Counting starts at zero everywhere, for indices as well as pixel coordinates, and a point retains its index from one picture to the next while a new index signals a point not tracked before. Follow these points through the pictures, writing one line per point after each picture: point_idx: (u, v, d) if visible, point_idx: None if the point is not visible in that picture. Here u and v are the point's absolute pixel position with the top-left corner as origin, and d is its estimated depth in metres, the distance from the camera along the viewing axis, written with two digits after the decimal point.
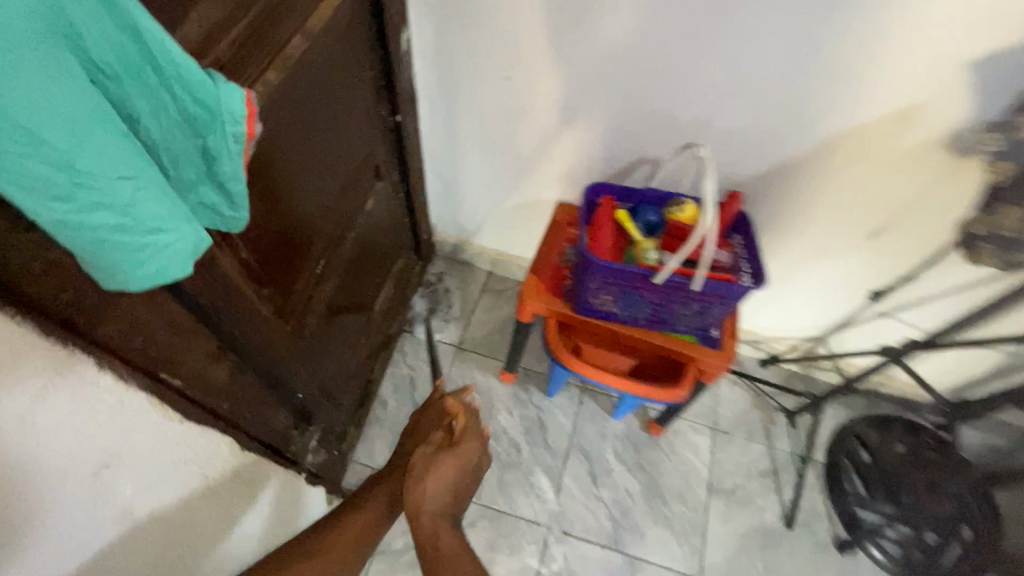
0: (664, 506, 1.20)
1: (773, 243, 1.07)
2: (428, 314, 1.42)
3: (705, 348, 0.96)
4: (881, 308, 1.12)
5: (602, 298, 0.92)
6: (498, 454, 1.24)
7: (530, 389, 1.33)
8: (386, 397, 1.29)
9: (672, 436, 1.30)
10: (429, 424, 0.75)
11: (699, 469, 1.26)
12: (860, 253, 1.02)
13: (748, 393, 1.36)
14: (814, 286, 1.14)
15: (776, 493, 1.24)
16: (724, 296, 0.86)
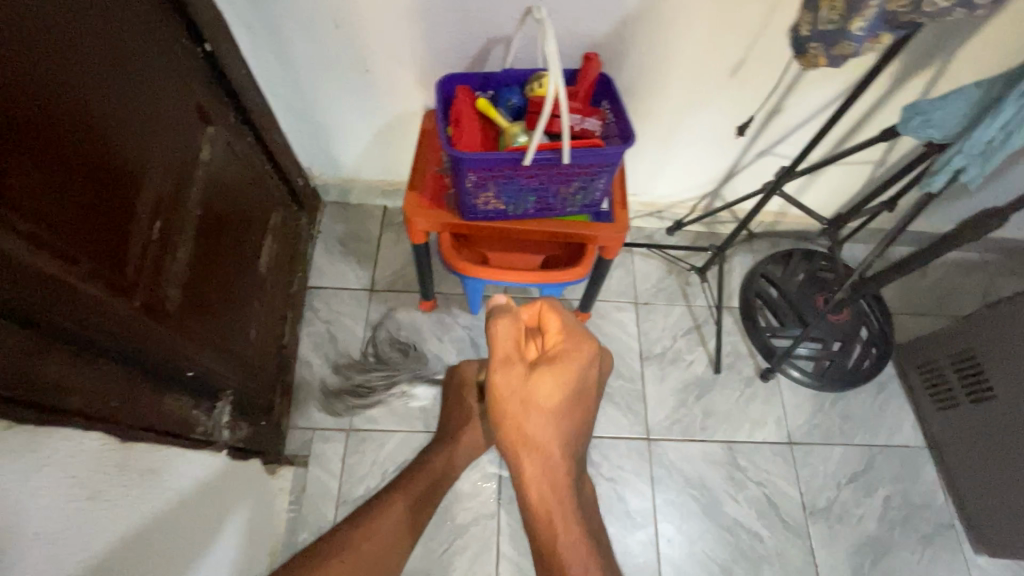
0: (603, 384, 1.26)
1: (646, 103, 1.05)
2: (332, 265, 1.35)
3: (599, 224, 0.96)
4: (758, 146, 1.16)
5: (485, 195, 0.88)
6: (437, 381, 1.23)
7: (454, 311, 1.31)
8: (309, 358, 1.24)
9: (599, 319, 1.33)
10: (506, 338, 0.74)
11: (630, 342, 1.31)
12: (730, 92, 1.02)
13: (661, 262, 1.41)
14: (696, 139, 1.15)
15: (701, 345, 1.32)
16: (600, 164, 0.85)
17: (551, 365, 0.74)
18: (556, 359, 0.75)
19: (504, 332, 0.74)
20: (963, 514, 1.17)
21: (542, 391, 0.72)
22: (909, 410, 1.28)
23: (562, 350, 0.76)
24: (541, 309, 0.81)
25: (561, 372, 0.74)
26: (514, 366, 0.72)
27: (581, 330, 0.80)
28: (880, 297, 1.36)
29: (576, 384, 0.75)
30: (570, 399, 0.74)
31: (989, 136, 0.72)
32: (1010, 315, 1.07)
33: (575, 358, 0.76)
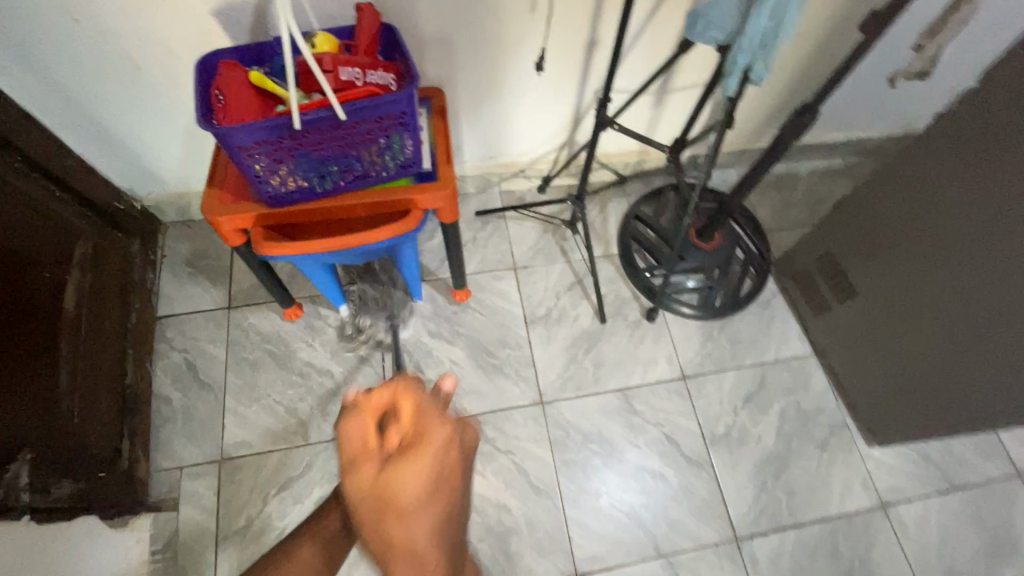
0: (490, 356, 1.21)
1: (457, 56, 1.00)
2: (180, 288, 1.23)
3: (422, 184, 0.89)
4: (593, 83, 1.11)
5: (279, 175, 0.80)
6: (312, 390, 1.15)
7: (322, 313, 1.23)
8: (167, 392, 1.13)
9: (478, 292, 1.28)
10: (353, 438, 0.60)
11: (513, 309, 1.27)
12: (540, 29, 0.97)
13: (535, 222, 1.37)
14: (527, 87, 1.10)
15: (585, 298, 1.29)
16: (391, 114, 0.78)
17: (400, 464, 0.55)
18: (409, 457, 0.55)
19: (353, 427, 0.61)
20: (854, 410, 1.20)
21: (396, 493, 0.53)
22: (793, 322, 1.30)
23: (413, 442, 0.57)
24: (394, 395, 0.61)
25: (419, 457, 0.56)
26: (368, 468, 0.56)
27: (440, 407, 0.61)
28: (751, 216, 1.36)
29: (436, 489, 0.54)
30: (435, 479, 0.55)
31: (763, 27, 0.71)
32: (854, 212, 1.08)
33: (424, 454, 0.56)
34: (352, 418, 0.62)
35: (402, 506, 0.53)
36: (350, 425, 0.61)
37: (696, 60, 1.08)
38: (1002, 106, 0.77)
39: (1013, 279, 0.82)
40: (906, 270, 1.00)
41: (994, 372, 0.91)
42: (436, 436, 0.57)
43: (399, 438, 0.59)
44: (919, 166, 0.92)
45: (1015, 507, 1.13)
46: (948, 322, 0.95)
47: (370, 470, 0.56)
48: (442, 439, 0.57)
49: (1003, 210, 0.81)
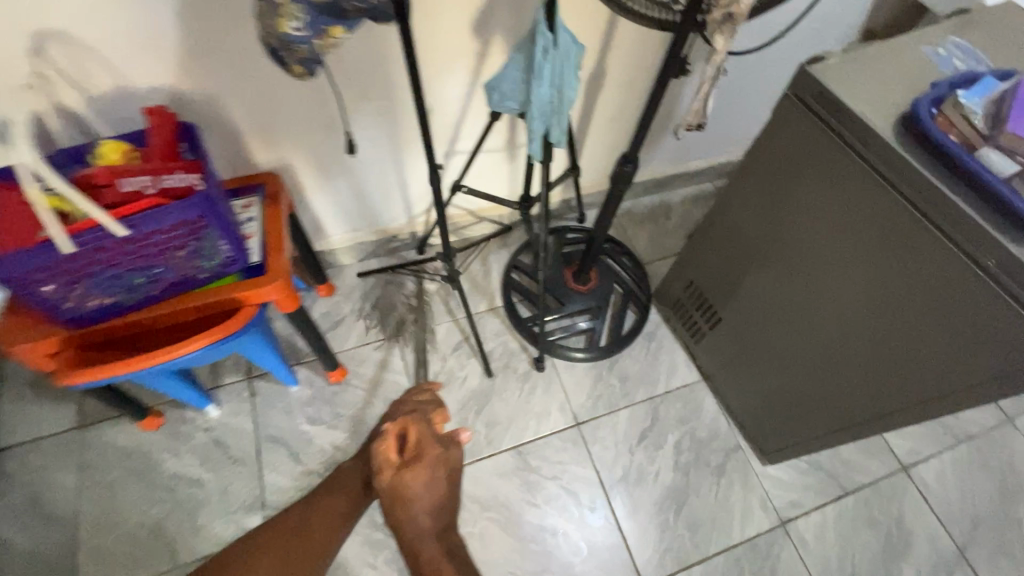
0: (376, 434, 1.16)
1: (285, 139, 0.98)
2: (23, 413, 1.12)
3: (250, 279, 0.85)
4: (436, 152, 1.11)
5: (75, 295, 0.74)
6: (179, 505, 1.06)
7: (189, 416, 1.14)
8: (7, 536, 1.01)
9: (360, 367, 1.23)
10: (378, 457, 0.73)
11: (398, 379, 1.23)
12: (366, 105, 0.98)
13: (416, 284, 1.34)
14: (370, 159, 1.10)
15: (472, 356, 1.27)
16: (189, 220, 0.74)
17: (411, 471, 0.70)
18: (416, 466, 0.70)
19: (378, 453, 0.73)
20: (743, 431, 1.21)
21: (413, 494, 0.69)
22: (678, 350, 1.32)
23: (426, 458, 0.71)
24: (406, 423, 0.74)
25: (422, 471, 0.70)
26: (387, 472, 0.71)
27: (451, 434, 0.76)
28: (626, 249, 1.40)
29: (439, 490, 0.71)
30: (436, 485, 0.70)
31: (547, 95, 0.71)
32: (706, 241, 1.11)
33: (431, 461, 0.72)
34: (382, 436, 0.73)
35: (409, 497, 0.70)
36: (379, 453, 0.72)
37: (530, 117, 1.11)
38: (791, 138, 0.81)
39: (839, 302, 0.85)
40: (757, 294, 1.03)
41: (842, 391, 0.92)
42: (434, 454, 0.72)
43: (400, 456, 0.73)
44: (745, 197, 0.95)
45: (903, 501, 1.17)
46: (798, 344, 0.97)
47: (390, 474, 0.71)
48: (434, 453, 0.72)
49: (819, 236, 0.84)
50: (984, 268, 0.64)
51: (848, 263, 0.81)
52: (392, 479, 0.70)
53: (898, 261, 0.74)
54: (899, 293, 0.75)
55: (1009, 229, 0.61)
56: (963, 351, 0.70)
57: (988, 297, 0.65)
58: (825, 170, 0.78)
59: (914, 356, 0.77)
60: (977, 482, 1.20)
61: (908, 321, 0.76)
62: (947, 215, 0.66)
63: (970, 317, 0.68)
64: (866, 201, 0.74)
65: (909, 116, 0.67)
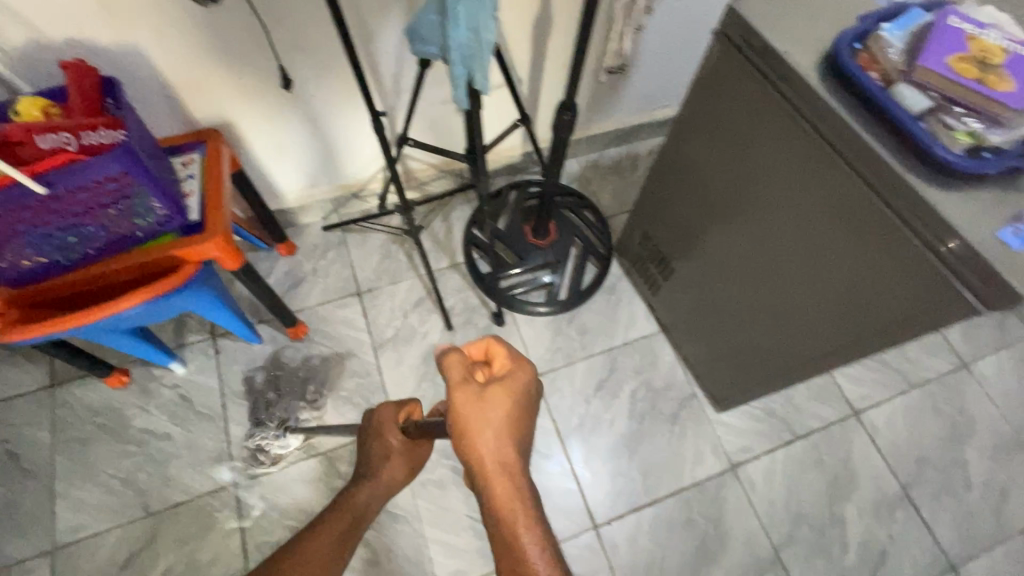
0: (337, 388, 1.19)
1: (221, 94, 0.96)
2: None
3: (187, 236, 0.86)
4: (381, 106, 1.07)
5: (10, 254, 0.76)
6: (149, 457, 1.10)
7: (155, 374, 1.17)
8: None
9: (322, 325, 1.25)
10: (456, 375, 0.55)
11: (359, 335, 1.25)
12: (301, 57, 0.94)
13: (377, 242, 1.35)
14: (314, 115, 1.07)
15: (433, 312, 1.28)
16: (112, 177, 0.74)
17: (493, 395, 0.54)
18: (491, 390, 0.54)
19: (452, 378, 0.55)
20: (699, 381, 1.23)
21: (488, 421, 0.52)
22: (637, 302, 1.33)
23: (503, 378, 0.55)
24: (488, 343, 0.58)
25: (498, 398, 0.54)
26: (465, 396, 0.54)
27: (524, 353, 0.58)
28: (589, 202, 1.38)
29: (517, 420, 0.54)
30: (491, 409, 0.53)
31: (464, 38, 0.70)
32: (660, 185, 1.08)
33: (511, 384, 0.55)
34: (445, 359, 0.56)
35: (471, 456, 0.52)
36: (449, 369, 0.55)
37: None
38: (725, 78, 0.79)
39: (780, 242, 0.83)
40: (708, 238, 1.01)
41: (781, 338, 0.92)
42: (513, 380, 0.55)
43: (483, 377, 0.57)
44: (693, 136, 0.91)
45: (851, 444, 1.20)
46: (745, 288, 0.96)
47: (469, 394, 0.54)
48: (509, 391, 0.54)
49: (760, 174, 0.81)
50: (895, 209, 0.63)
51: (786, 201, 0.78)
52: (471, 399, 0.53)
53: (823, 203, 0.73)
54: (832, 232, 0.73)
55: (921, 168, 0.60)
56: (880, 293, 0.70)
57: (904, 239, 0.64)
58: (762, 104, 0.75)
59: (842, 301, 0.76)
60: (927, 426, 1.23)
61: (839, 260, 0.74)
62: (861, 155, 0.64)
63: (892, 262, 0.67)
64: (794, 141, 0.73)
65: (832, 53, 0.65)
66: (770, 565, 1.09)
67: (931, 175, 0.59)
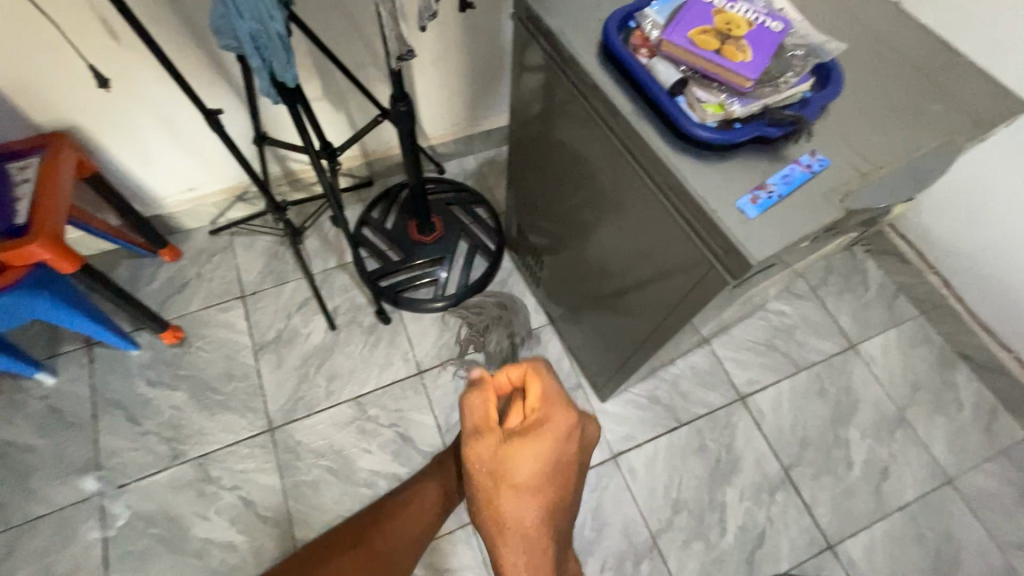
0: (215, 392, 1.17)
1: (56, 96, 0.94)
2: None
3: (9, 240, 0.84)
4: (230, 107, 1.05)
5: None
6: (11, 470, 1.08)
7: (25, 386, 1.15)
8: None
9: (203, 329, 1.24)
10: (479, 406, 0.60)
11: (240, 339, 1.23)
12: (132, 59, 0.93)
13: (264, 245, 1.33)
14: (169, 117, 1.06)
15: (317, 313, 1.27)
16: None
17: (522, 444, 0.55)
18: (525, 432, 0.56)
19: (478, 407, 0.60)
20: (584, 371, 1.23)
21: (509, 472, 0.54)
22: (527, 295, 1.33)
23: (539, 424, 0.57)
24: (528, 373, 0.61)
25: (537, 439, 0.55)
26: (487, 442, 0.57)
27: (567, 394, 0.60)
28: (479, 197, 1.38)
29: (557, 468, 0.55)
30: (528, 450, 0.55)
31: (253, 30, 0.69)
32: (526, 172, 1.07)
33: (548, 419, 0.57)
34: (470, 397, 0.61)
35: (504, 477, 0.55)
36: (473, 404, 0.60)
37: (318, 64, 1.06)
38: (536, 64, 0.79)
39: (604, 222, 0.82)
40: (564, 221, 1.00)
41: (628, 321, 0.91)
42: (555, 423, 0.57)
43: (521, 421, 0.59)
44: (533, 119, 0.91)
45: (735, 428, 1.21)
46: (597, 272, 0.95)
47: (490, 448, 0.56)
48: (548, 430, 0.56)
49: (578, 154, 0.80)
50: (661, 187, 0.63)
51: (599, 180, 0.78)
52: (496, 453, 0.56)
53: (621, 185, 0.72)
54: (630, 211, 0.73)
55: (679, 145, 0.60)
56: (671, 273, 0.69)
57: (670, 216, 0.63)
58: (562, 84, 0.74)
59: (650, 280, 0.75)
60: (811, 408, 1.23)
61: (640, 239, 0.73)
62: (630, 135, 0.64)
63: (668, 240, 0.66)
64: (590, 119, 0.72)
65: (605, 35, 0.65)
66: (648, 552, 1.09)
67: (679, 146, 0.60)
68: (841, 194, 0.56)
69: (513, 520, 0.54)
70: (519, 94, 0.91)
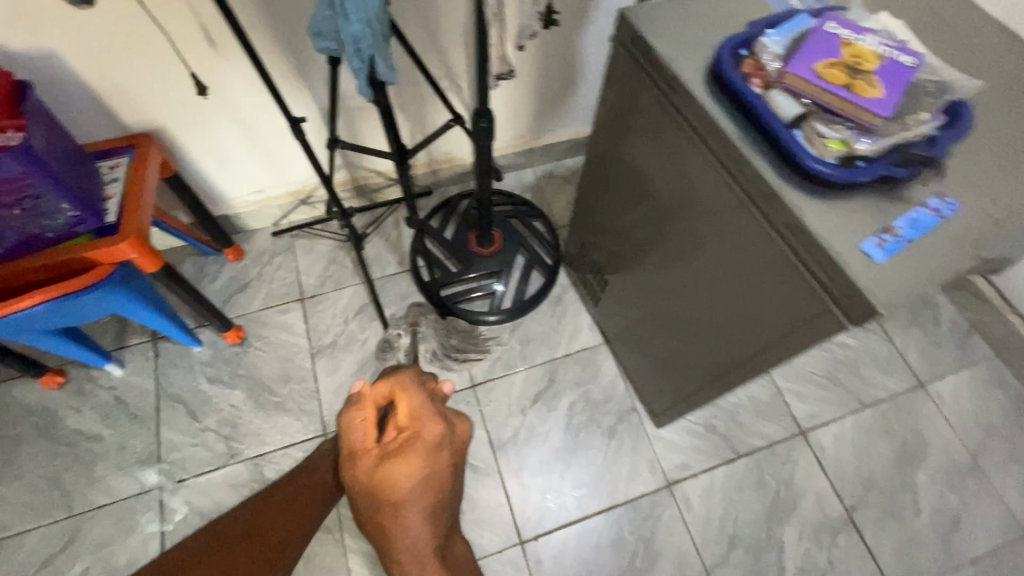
0: (272, 393, 1.19)
1: (148, 98, 0.97)
2: None
3: (99, 239, 0.86)
4: (309, 112, 1.07)
5: None
6: (78, 458, 1.11)
7: (93, 375, 1.18)
8: None
9: (262, 330, 1.25)
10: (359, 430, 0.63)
11: (298, 341, 1.24)
12: (221, 63, 0.95)
13: (324, 249, 1.35)
14: (249, 121, 1.08)
15: (373, 320, 1.27)
16: (13, 177, 0.75)
17: (395, 461, 0.59)
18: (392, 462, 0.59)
19: (354, 424, 0.64)
20: (639, 394, 1.20)
21: (390, 482, 0.58)
22: (583, 313, 1.31)
23: (409, 441, 0.60)
24: (395, 390, 0.65)
25: (414, 457, 0.59)
26: (363, 464, 0.60)
27: (441, 410, 0.65)
28: (538, 210, 1.37)
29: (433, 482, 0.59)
30: (434, 469, 0.59)
31: (358, 32, 0.69)
32: (594, 190, 1.05)
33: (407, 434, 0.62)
34: (349, 412, 0.65)
35: (392, 492, 0.58)
36: (355, 423, 0.64)
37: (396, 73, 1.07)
38: (628, 85, 0.77)
39: (686, 248, 0.80)
40: (634, 242, 0.97)
41: (702, 350, 0.89)
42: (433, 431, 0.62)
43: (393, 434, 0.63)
44: (613, 139, 0.89)
45: (796, 464, 1.16)
46: (669, 297, 0.93)
47: (368, 464, 0.60)
48: (421, 445, 0.60)
49: (664, 178, 0.78)
50: (772, 223, 0.60)
51: (686, 205, 0.76)
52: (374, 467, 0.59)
53: (716, 215, 0.69)
54: (722, 241, 0.70)
55: (797, 179, 0.58)
56: (767, 308, 0.66)
57: (776, 251, 0.61)
58: (658, 105, 0.72)
59: (738, 312, 0.73)
60: (877, 448, 1.18)
61: (732, 270, 0.71)
62: (740, 167, 0.62)
63: (769, 275, 0.63)
64: (685, 144, 0.70)
65: (715, 62, 0.64)
66: None
67: (797, 180, 0.58)
68: (973, 241, 0.53)
69: (387, 499, 0.58)
70: (600, 113, 0.90)
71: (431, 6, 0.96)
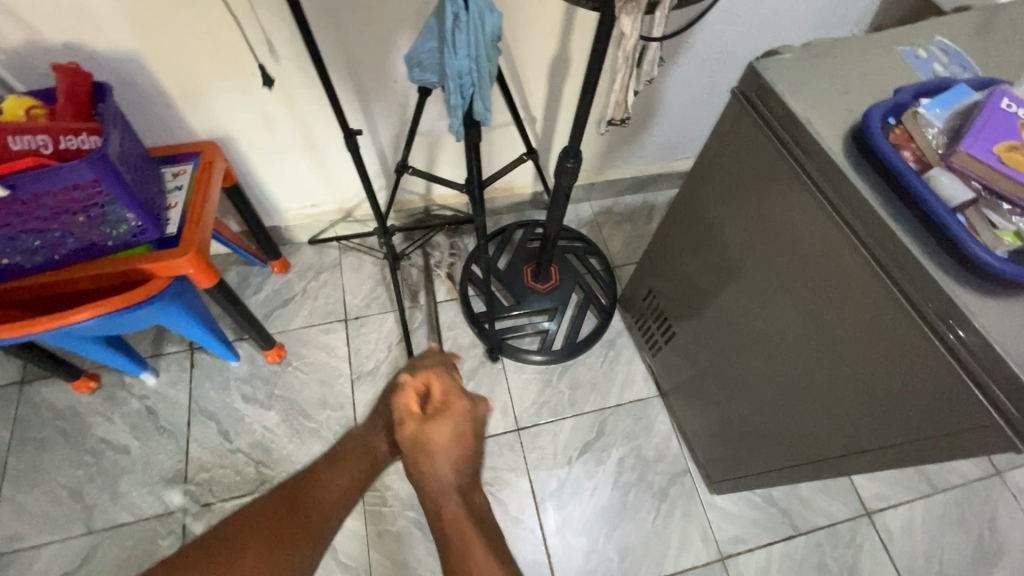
0: (308, 418, 1.13)
1: (222, 106, 0.94)
2: None
3: (158, 251, 0.82)
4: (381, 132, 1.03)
5: None
6: (102, 470, 1.06)
7: (127, 382, 1.14)
8: None
9: (303, 349, 1.20)
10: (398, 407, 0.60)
11: (338, 364, 1.19)
12: (301, 77, 0.92)
13: (372, 269, 1.30)
14: (318, 136, 1.05)
15: (418, 348, 1.22)
16: (83, 183, 0.71)
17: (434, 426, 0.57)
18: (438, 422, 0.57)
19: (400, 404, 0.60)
20: (694, 455, 1.13)
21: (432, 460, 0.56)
22: (637, 361, 1.24)
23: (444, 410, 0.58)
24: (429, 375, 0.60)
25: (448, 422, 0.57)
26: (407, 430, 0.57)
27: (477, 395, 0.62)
28: (595, 248, 1.31)
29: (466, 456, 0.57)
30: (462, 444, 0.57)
31: (464, 68, 0.65)
32: (667, 240, 1.00)
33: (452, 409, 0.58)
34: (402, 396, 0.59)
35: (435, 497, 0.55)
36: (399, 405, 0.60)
37: None
38: (739, 141, 0.72)
39: (785, 321, 0.73)
40: (711, 302, 0.91)
41: (785, 428, 0.82)
42: (460, 404, 0.59)
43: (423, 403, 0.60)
44: (704, 194, 0.84)
45: (861, 549, 1.07)
46: (748, 367, 0.86)
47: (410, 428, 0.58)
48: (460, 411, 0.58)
49: (769, 245, 0.72)
50: (925, 316, 0.54)
51: (794, 277, 0.69)
52: (414, 430, 0.57)
53: (839, 292, 0.63)
54: (843, 323, 0.64)
55: (956, 271, 0.52)
56: (898, 404, 0.60)
57: (925, 347, 0.55)
58: (778, 168, 0.67)
59: (850, 400, 0.66)
60: (950, 539, 1.09)
61: (851, 356, 0.64)
62: (886, 248, 0.56)
63: (910, 370, 0.57)
64: (808, 214, 0.64)
65: (860, 129, 0.58)
66: None
67: (958, 273, 0.51)
68: None
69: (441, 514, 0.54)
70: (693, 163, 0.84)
71: (521, 37, 0.93)
